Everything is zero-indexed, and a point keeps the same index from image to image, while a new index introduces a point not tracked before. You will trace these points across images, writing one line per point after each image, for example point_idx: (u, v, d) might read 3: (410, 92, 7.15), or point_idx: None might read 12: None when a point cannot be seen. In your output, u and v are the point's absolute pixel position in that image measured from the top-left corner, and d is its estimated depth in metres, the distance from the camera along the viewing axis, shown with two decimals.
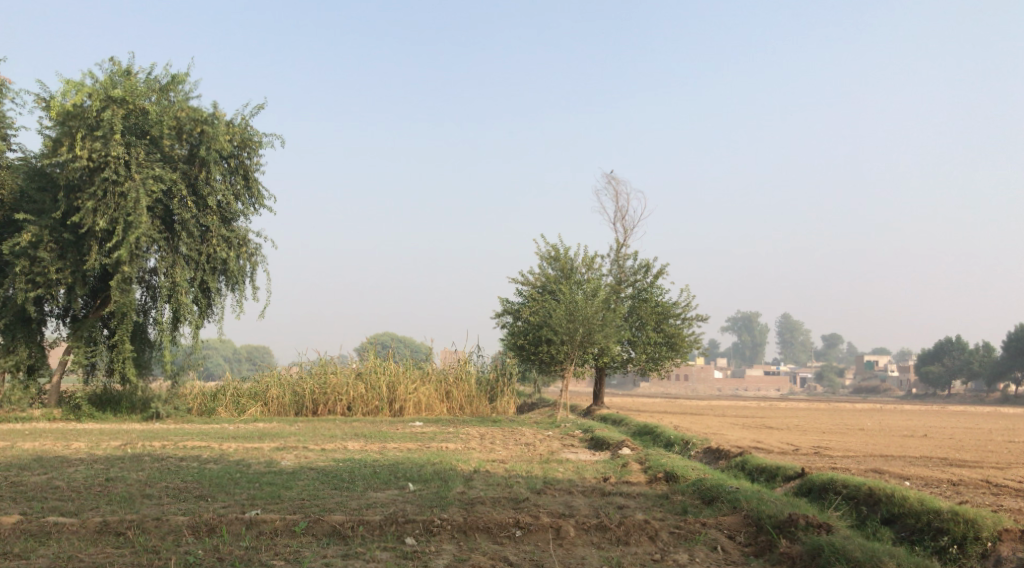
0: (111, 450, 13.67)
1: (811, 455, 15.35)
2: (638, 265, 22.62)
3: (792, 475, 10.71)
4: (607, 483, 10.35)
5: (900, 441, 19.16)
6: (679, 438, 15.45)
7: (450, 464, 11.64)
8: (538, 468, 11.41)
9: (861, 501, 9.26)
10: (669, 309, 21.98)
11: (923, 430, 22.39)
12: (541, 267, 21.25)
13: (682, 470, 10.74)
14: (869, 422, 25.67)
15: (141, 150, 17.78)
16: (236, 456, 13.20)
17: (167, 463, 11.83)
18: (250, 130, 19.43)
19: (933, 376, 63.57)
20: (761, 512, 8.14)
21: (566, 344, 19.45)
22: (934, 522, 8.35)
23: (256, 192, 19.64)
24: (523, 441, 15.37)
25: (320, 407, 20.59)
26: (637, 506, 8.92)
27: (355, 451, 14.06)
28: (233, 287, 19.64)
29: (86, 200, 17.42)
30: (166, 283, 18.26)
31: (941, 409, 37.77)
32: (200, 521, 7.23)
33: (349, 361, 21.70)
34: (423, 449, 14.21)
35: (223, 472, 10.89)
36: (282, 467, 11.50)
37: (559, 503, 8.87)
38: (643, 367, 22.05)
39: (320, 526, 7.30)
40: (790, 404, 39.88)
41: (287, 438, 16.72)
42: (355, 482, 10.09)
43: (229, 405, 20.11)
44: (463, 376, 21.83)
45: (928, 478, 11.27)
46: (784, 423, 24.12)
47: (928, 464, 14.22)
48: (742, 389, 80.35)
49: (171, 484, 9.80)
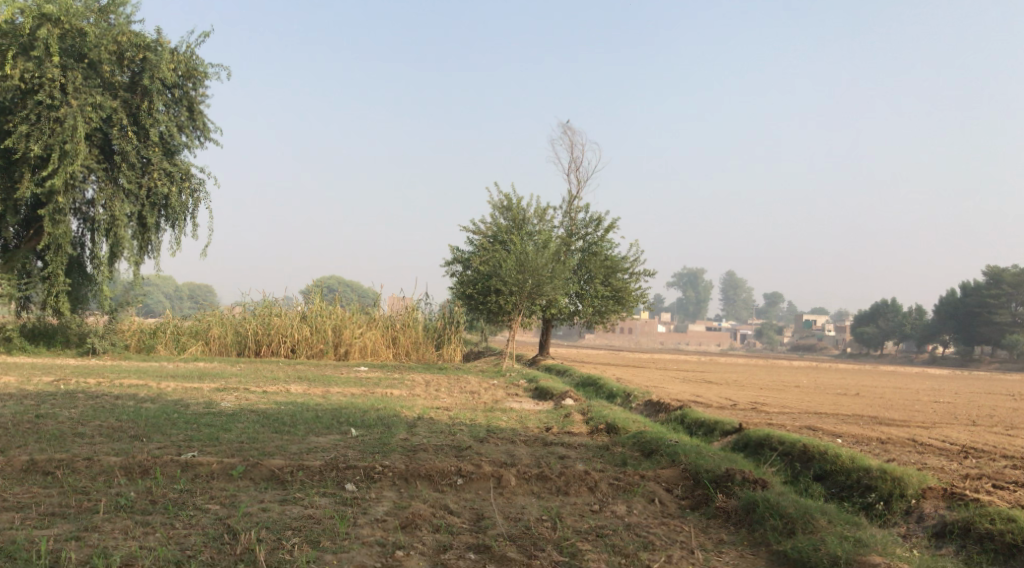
0: (43, 385, 13.34)
1: (750, 410, 15.66)
2: (589, 218, 22.61)
3: (731, 430, 10.90)
4: (549, 433, 10.42)
5: (834, 399, 19.67)
6: (622, 390, 15.62)
7: (393, 410, 11.59)
8: (481, 416, 11.43)
9: (795, 458, 9.47)
10: (618, 263, 22.05)
11: (856, 388, 23.03)
12: (492, 216, 21.11)
13: (624, 423, 10.85)
14: (806, 379, 26.27)
15: (78, 73, 17.07)
16: (174, 396, 12.99)
17: (102, 400, 11.58)
18: (195, 60, 18.80)
19: (867, 336, 65.33)
20: (699, 467, 8.27)
21: (515, 296, 19.40)
22: (864, 480, 8.58)
23: (201, 125, 19.07)
24: (467, 389, 15.39)
25: (263, 348, 20.35)
26: (577, 457, 8.99)
27: (297, 394, 13.94)
28: (174, 222, 19.16)
29: (19, 124, 16.70)
30: (104, 216, 17.68)
31: (874, 368, 38.86)
32: (134, 462, 7.08)
33: (294, 304, 21.42)
34: (366, 394, 14.14)
35: (161, 412, 10.69)
36: (222, 408, 11.35)
37: (501, 451, 8.89)
38: (589, 319, 22.19)
39: (258, 470, 7.21)
40: (731, 359, 40.65)
41: (228, 378, 16.51)
42: (296, 426, 9.99)
43: (169, 342, 19.79)
44: (409, 322, 21.71)
45: (860, 436, 11.56)
46: (724, 378, 24.56)
47: (860, 422, 14.63)
48: (684, 343, 81.69)
49: (106, 422, 9.59)
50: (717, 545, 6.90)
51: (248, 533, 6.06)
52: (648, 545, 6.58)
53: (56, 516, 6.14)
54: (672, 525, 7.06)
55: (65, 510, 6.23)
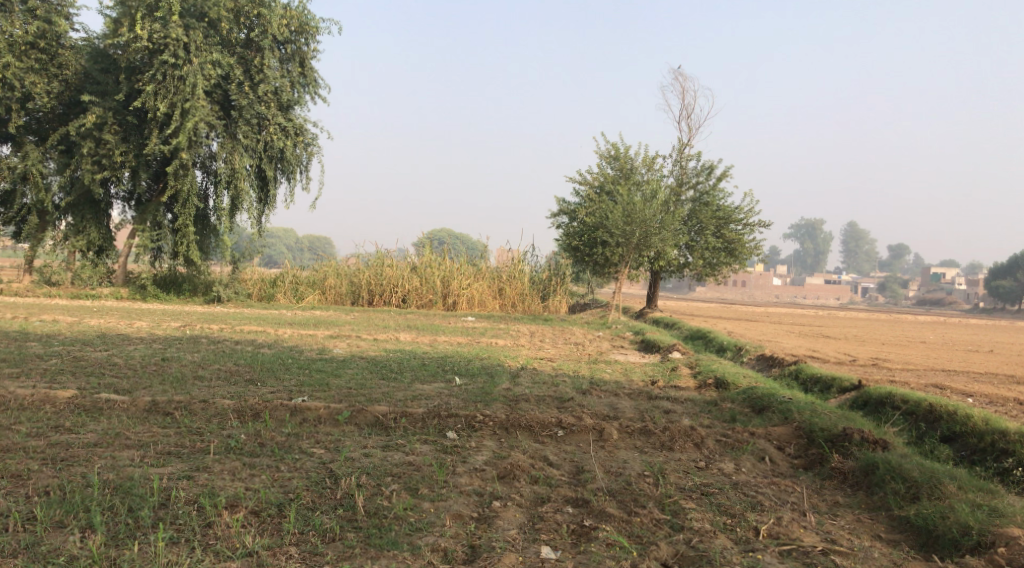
0: (170, 330, 13.99)
1: (870, 367, 15.01)
2: (700, 166, 21.95)
3: (848, 387, 10.44)
4: (655, 386, 10.22)
5: (963, 356, 18.62)
6: (732, 344, 15.24)
7: (498, 360, 11.61)
8: (586, 368, 11.31)
9: (920, 418, 8.98)
10: (730, 213, 21.36)
11: (988, 345, 21.75)
12: (599, 167, 20.76)
13: (733, 378, 10.54)
14: (931, 334, 25.04)
15: (199, 32, 17.53)
16: (290, 342, 13.41)
17: (223, 345, 12.07)
18: (308, 15, 19.02)
19: (1002, 291, 61.70)
20: (813, 425, 7.94)
21: (622, 247, 19.16)
22: (998, 443, 8.06)
23: (313, 80, 19.36)
24: (573, 340, 15.31)
25: (376, 298, 20.78)
26: (683, 411, 8.77)
27: (406, 342, 14.16)
28: (289, 176, 19.64)
29: (147, 83, 17.33)
30: (225, 169, 18.23)
31: (1011, 324, 36.59)
32: (246, 405, 7.30)
33: (405, 255, 21.74)
34: (473, 343, 14.24)
35: (276, 357, 11.04)
36: (334, 355, 11.64)
37: (605, 404, 8.77)
38: (699, 271, 21.69)
39: (363, 416, 7.31)
40: (851, 314, 39.15)
41: (342, 326, 16.93)
42: (403, 373, 10.13)
43: (288, 291, 20.42)
44: (517, 273, 21.73)
45: (992, 396, 10.88)
46: (842, 332, 23.64)
47: (992, 381, 13.79)
48: (801, 296, 79.31)
49: (224, 366, 9.96)
50: (831, 508, 6.60)
51: (348, 478, 6.15)
52: (757, 505, 6.35)
53: (172, 455, 6.39)
54: (783, 485, 6.79)
55: (180, 449, 6.48)
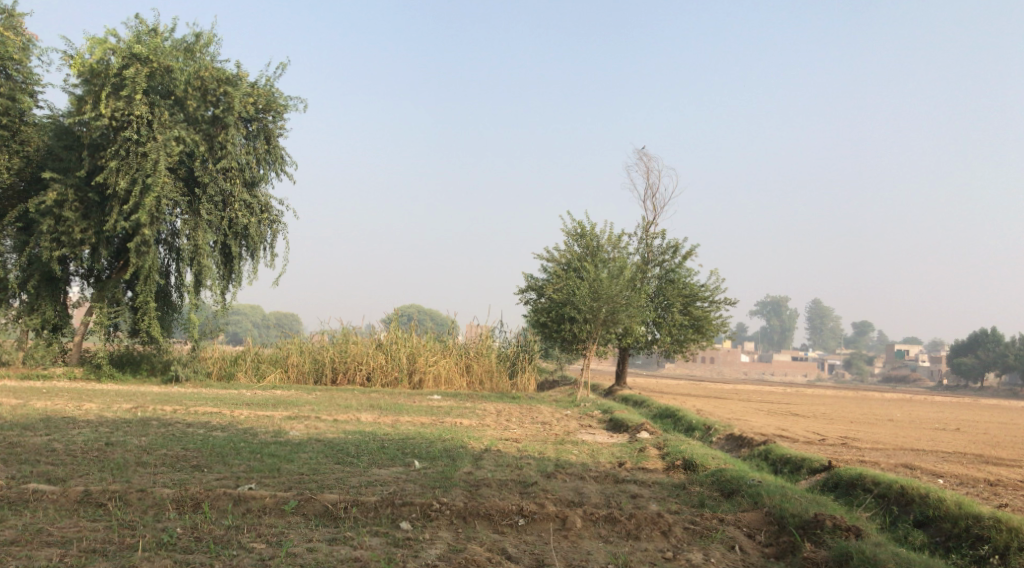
0: (120, 412, 13.39)
1: (838, 446, 14.79)
2: (666, 245, 22.00)
3: (819, 468, 10.19)
4: (622, 468, 9.90)
5: (931, 434, 18.48)
6: (701, 422, 14.95)
7: (461, 441, 11.22)
8: (551, 449, 10.95)
9: (892, 501, 8.72)
10: (696, 291, 21.34)
11: (955, 423, 21.68)
12: (566, 243, 20.70)
13: (702, 459, 10.24)
14: (898, 412, 24.99)
15: (164, 110, 17.40)
16: (246, 424, 12.86)
17: (173, 428, 11.52)
18: (274, 93, 19.04)
19: (965, 368, 62.18)
20: (784, 511, 7.65)
21: (589, 323, 18.98)
22: (972, 529, 7.82)
23: (279, 157, 19.25)
24: (540, 420, 14.92)
25: (339, 376, 20.29)
26: (651, 496, 8.44)
27: (366, 423, 13.69)
28: (253, 253, 19.34)
29: (109, 159, 17.09)
30: (188, 246, 17.92)
31: (975, 402, 36.70)
32: (186, 495, 6.88)
33: (370, 331, 21.37)
34: (436, 424, 13.79)
35: (228, 441, 10.55)
36: (290, 438, 11.17)
37: (569, 489, 8.43)
38: (667, 349, 21.51)
39: (311, 506, 6.92)
40: (817, 391, 39.20)
41: (301, 407, 16.42)
42: (360, 457, 9.71)
43: (249, 369, 19.89)
44: (484, 350, 21.42)
45: (962, 476, 10.69)
46: (810, 410, 23.49)
47: (961, 461, 13.63)
48: (768, 373, 79.53)
49: (171, 451, 9.47)
50: None
51: None
52: None
53: (96, 553, 5.94)
54: None
55: (106, 546, 6.03)
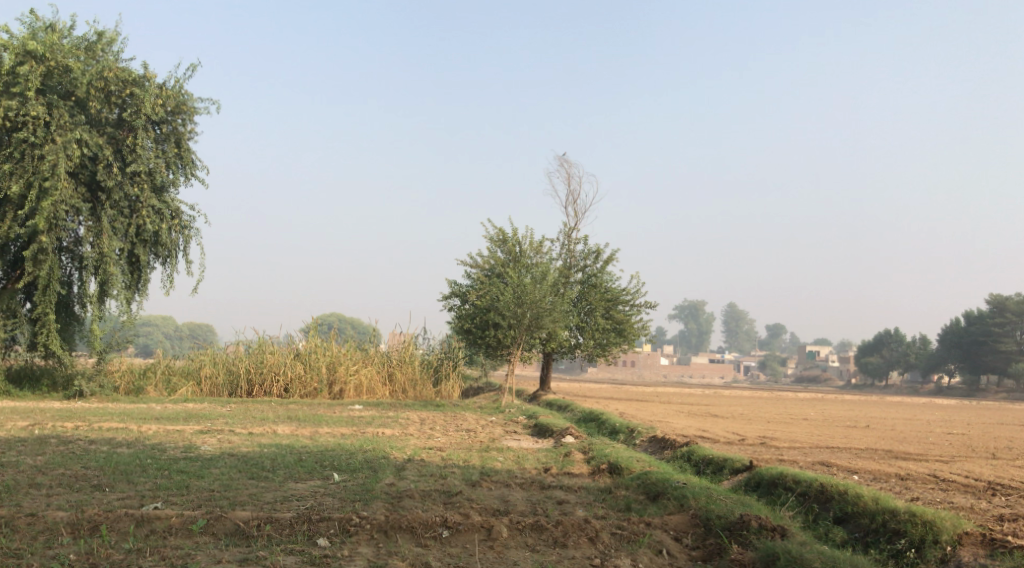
0: (16, 431, 12.62)
1: (758, 445, 14.96)
2: (588, 249, 22.03)
3: (741, 468, 10.21)
4: (548, 474, 9.74)
5: (844, 432, 18.91)
6: (625, 426, 14.92)
7: (383, 452, 10.89)
8: (476, 456, 10.72)
9: (812, 499, 8.77)
10: (618, 295, 21.42)
11: (865, 421, 22.27)
12: (489, 249, 20.50)
13: (627, 462, 10.16)
14: (812, 411, 25.56)
15: (64, 110, 16.55)
16: (154, 439, 12.24)
17: (75, 446, 10.88)
18: (185, 95, 18.36)
19: (872, 367, 64.37)
20: (709, 512, 7.58)
21: (513, 329, 18.82)
22: (889, 524, 7.90)
23: (190, 161, 18.54)
24: (463, 428, 14.66)
25: (256, 388, 19.64)
26: (577, 501, 8.29)
27: (283, 436, 13.19)
28: (163, 261, 18.55)
29: (2, 163, 16.16)
30: (92, 254, 17.08)
31: (880, 400, 37.99)
32: (82, 517, 6.44)
33: (289, 341, 20.71)
34: (357, 434, 13.39)
35: (134, 458, 9.99)
36: (201, 452, 10.66)
37: (494, 497, 8.21)
38: (590, 353, 21.50)
39: (221, 524, 6.54)
40: (734, 393, 39.99)
41: (215, 420, 15.77)
42: (275, 471, 9.29)
43: (160, 383, 19.08)
44: (406, 358, 21.05)
45: (877, 472, 10.88)
46: (729, 411, 23.85)
47: (874, 457, 13.92)
48: (686, 375, 80.96)
49: (69, 471, 8.89)
50: None
51: None
52: None
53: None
54: None
55: None
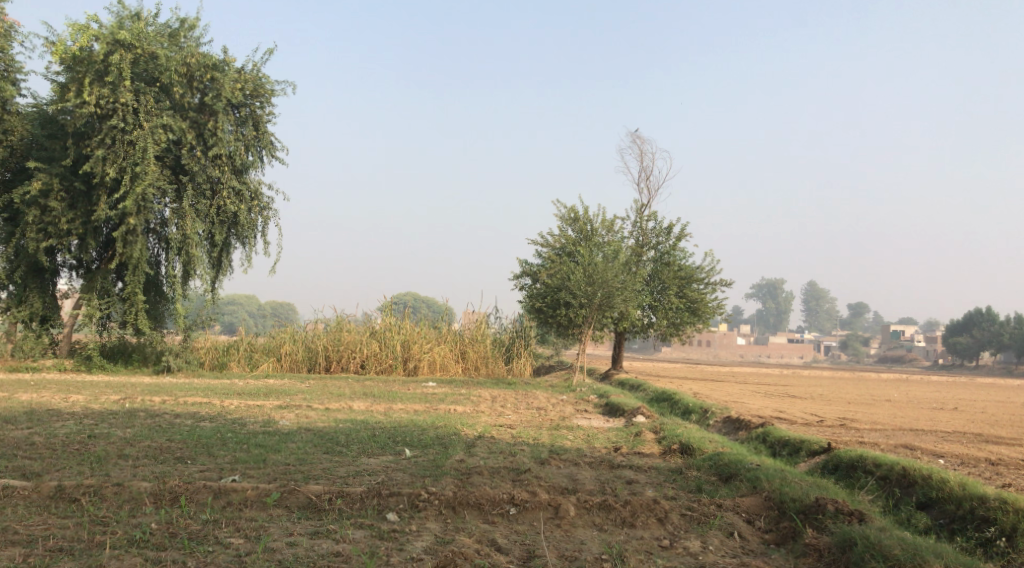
0: (107, 404, 13.13)
1: (837, 427, 14.59)
2: (660, 227, 21.76)
3: (818, 450, 9.98)
4: (618, 453, 9.69)
5: (929, 414, 18.30)
6: (698, 406, 14.73)
7: (454, 428, 10.98)
8: (546, 434, 10.72)
9: (893, 483, 8.52)
10: (692, 273, 21.11)
11: (952, 402, 21.51)
12: (560, 228, 20.43)
13: (699, 442, 10.03)
14: (896, 392, 24.83)
15: (150, 97, 17.03)
16: (235, 413, 12.59)
17: (160, 419, 11.26)
18: (262, 79, 18.71)
19: (960, 347, 62.18)
20: (784, 495, 7.42)
21: (585, 308, 18.74)
22: (977, 511, 7.62)
23: (268, 143, 18.90)
24: (535, 405, 14.67)
25: (333, 364, 20.03)
26: (647, 482, 8.22)
27: (358, 412, 13.43)
28: (244, 241, 19.01)
29: (95, 148, 16.73)
30: (177, 235, 17.62)
31: (970, 382, 36.58)
32: (164, 488, 6.67)
33: (364, 319, 21.03)
34: (430, 411, 13.53)
35: (215, 431, 10.29)
36: (278, 427, 10.92)
37: (563, 475, 8.20)
38: (663, 332, 21.31)
39: (294, 497, 6.70)
40: (813, 372, 39.08)
41: (293, 396, 16.15)
42: (349, 446, 9.47)
43: (242, 359, 19.63)
44: (479, 336, 21.19)
45: (963, 456, 10.49)
46: (807, 391, 23.34)
47: (960, 440, 13.43)
48: (764, 355, 79.61)
49: (154, 443, 9.23)
50: None
51: None
52: None
53: (62, 553, 5.74)
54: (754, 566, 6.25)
55: (73, 544, 5.84)
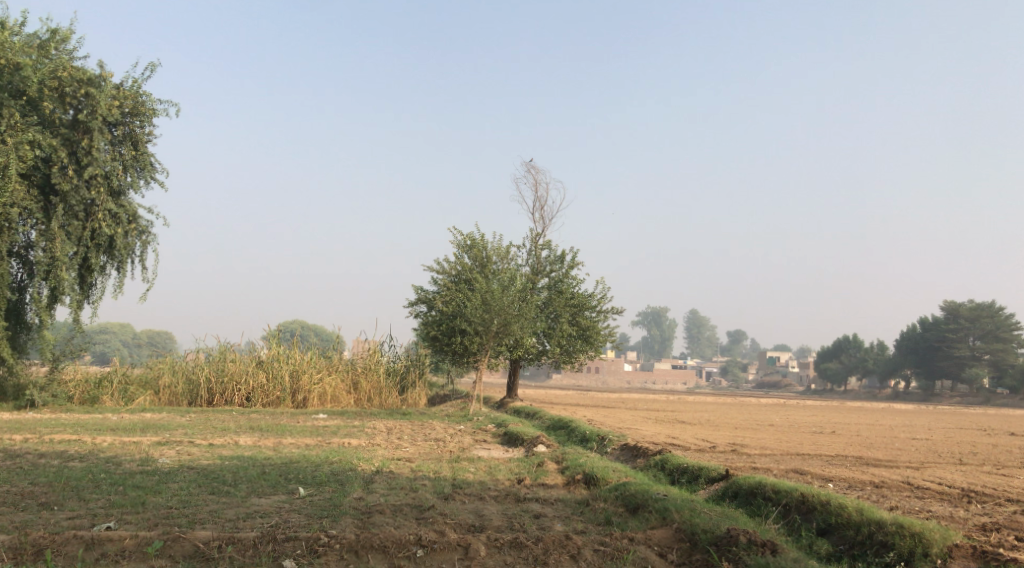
0: None
1: (729, 453, 14.78)
2: (554, 255, 21.78)
3: (717, 477, 9.96)
4: (522, 486, 9.40)
5: (811, 438, 18.82)
6: (595, 434, 14.62)
7: (350, 463, 10.46)
8: (446, 468, 10.34)
9: (793, 510, 8.55)
10: (585, 301, 21.19)
11: (831, 426, 22.19)
12: (455, 255, 20.14)
13: (603, 472, 9.84)
14: (777, 417, 25.50)
15: (15, 111, 15.91)
16: (108, 452, 11.66)
17: (23, 460, 10.30)
18: (143, 97, 17.78)
19: (831, 372, 64.89)
20: (694, 527, 7.33)
21: (480, 335, 18.47)
22: (876, 536, 7.70)
23: (147, 164, 17.91)
24: (432, 437, 14.25)
25: (216, 397, 19.05)
26: (555, 515, 7.97)
27: (245, 447, 12.70)
28: (118, 266, 17.92)
29: None
30: (43, 258, 16.45)
31: (840, 405, 38.05)
32: (26, 542, 6.07)
33: (250, 348, 20.14)
34: (321, 445, 12.91)
35: (86, 473, 9.47)
36: (158, 466, 10.15)
37: (468, 511, 7.86)
38: (556, 360, 21.23)
39: (179, 546, 6.17)
40: (696, 398, 39.92)
41: (172, 431, 15.23)
42: (237, 485, 8.85)
43: (116, 393, 18.42)
44: (372, 366, 20.58)
45: (851, 480, 10.70)
46: (695, 417, 23.70)
47: (844, 464, 13.79)
48: (649, 381, 81.21)
49: (15, 488, 8.38)
50: None
51: None
52: None
53: None
54: None
55: None
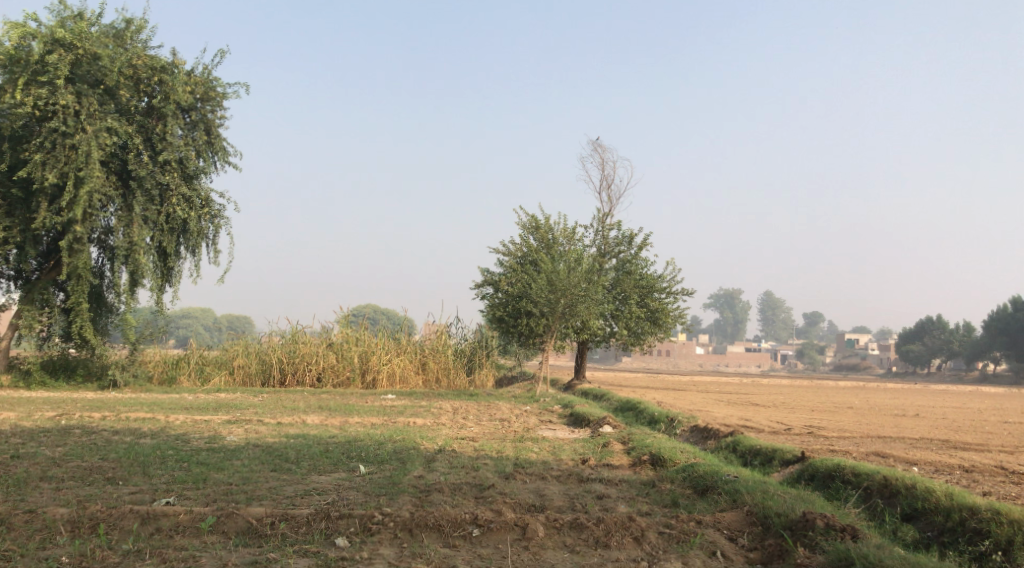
0: (41, 422, 12.26)
1: (805, 436, 14.21)
2: (622, 236, 21.34)
3: (791, 459, 9.53)
4: (586, 466, 9.14)
5: (892, 421, 18.07)
6: (665, 415, 14.24)
7: (413, 442, 10.35)
8: (510, 447, 10.13)
9: (875, 493, 8.09)
10: (654, 282, 20.72)
11: (913, 409, 21.28)
12: (522, 236, 19.87)
13: (670, 453, 9.52)
14: (855, 399, 24.64)
15: (93, 99, 16.13)
16: (179, 430, 11.78)
17: (95, 436, 10.46)
18: (213, 82, 17.95)
19: (913, 354, 62.79)
20: (767, 510, 6.97)
21: (547, 316, 18.22)
22: (968, 522, 7.20)
23: (220, 148, 18.10)
24: (498, 417, 14.06)
25: (288, 378, 19.25)
26: (619, 496, 7.69)
27: (312, 426, 12.73)
28: (193, 250, 18.17)
29: (33, 152, 15.77)
30: (122, 243, 16.71)
31: (923, 388, 36.69)
32: (83, 515, 6.08)
33: (321, 330, 20.27)
34: (387, 425, 12.82)
35: (154, 449, 9.54)
36: (224, 443, 10.20)
37: (529, 491, 7.63)
38: (625, 342, 20.83)
39: (232, 522, 6.12)
40: (771, 381, 38.92)
41: (244, 410, 15.39)
42: (299, 463, 8.79)
43: (192, 373, 18.74)
44: (440, 347, 20.51)
45: (937, 463, 10.12)
46: (769, 400, 23.04)
47: (928, 448, 13.13)
48: (723, 364, 79.80)
49: (85, 463, 8.46)
50: None
51: None
52: None
53: None
54: None
55: None
